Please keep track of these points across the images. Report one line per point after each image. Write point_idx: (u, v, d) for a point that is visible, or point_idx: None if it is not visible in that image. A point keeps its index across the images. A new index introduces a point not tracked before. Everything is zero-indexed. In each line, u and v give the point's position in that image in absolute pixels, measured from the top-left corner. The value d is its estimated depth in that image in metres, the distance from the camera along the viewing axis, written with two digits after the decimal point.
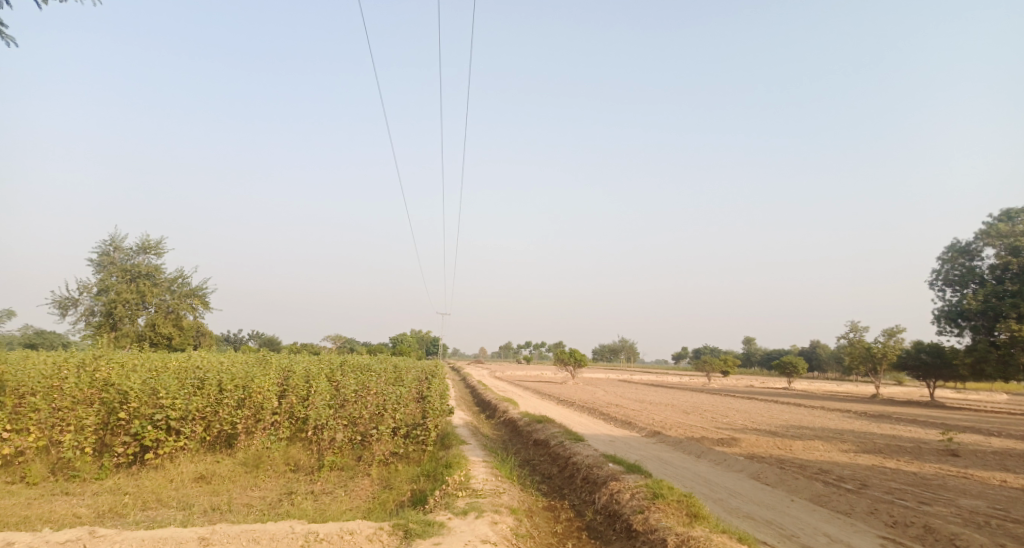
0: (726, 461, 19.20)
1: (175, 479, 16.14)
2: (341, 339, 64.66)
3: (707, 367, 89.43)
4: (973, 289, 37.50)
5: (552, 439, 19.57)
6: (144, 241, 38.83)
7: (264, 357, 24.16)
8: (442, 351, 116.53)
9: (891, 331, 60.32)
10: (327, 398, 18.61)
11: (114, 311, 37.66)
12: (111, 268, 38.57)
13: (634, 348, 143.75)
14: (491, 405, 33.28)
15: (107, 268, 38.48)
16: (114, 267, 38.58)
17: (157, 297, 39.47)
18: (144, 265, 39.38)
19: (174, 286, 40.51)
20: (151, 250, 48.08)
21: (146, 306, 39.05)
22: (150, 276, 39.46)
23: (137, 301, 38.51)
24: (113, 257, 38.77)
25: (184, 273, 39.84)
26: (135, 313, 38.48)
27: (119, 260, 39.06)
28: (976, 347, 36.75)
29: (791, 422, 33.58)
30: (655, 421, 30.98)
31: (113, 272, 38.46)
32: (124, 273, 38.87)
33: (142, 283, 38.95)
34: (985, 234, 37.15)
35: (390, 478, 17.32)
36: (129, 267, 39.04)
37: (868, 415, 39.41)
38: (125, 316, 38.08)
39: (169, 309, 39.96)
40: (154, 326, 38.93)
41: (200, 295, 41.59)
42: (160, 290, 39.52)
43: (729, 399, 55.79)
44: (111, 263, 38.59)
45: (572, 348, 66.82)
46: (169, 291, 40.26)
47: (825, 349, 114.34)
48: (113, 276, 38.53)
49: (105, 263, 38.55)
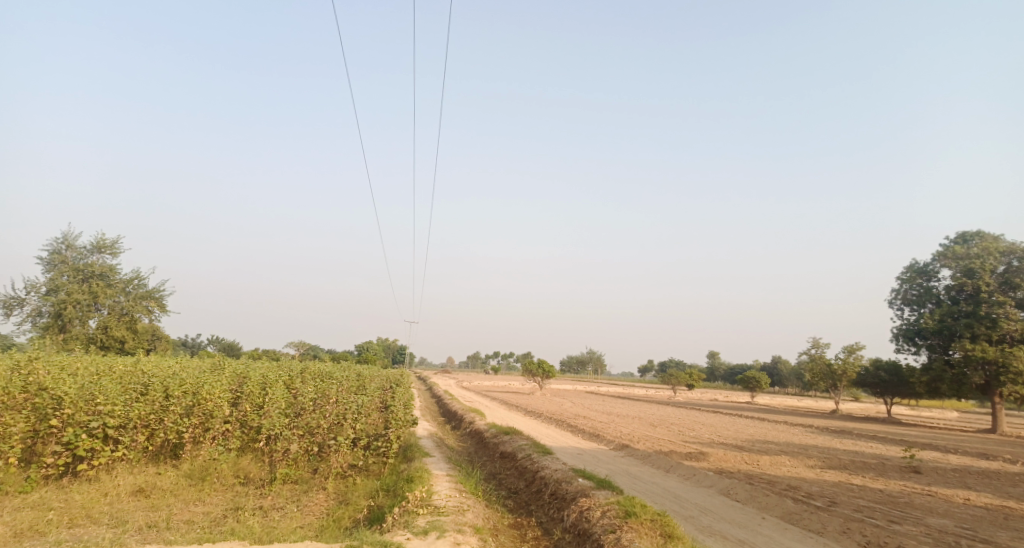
0: (695, 477, 18.79)
1: (110, 493, 15.12)
2: (304, 346, 63.16)
3: (671, 380, 89.69)
4: (930, 308, 37.99)
5: (519, 452, 18.95)
6: (99, 240, 37.28)
7: (219, 362, 23.09)
8: (407, 361, 115.08)
9: (851, 348, 61.14)
10: (282, 407, 17.70)
11: (64, 312, 36.03)
12: (62, 267, 36.92)
13: (599, 360, 143.88)
14: (456, 415, 32.52)
15: (57, 268, 36.82)
16: (66, 267, 36.94)
17: (111, 299, 37.91)
18: (97, 265, 37.80)
19: (129, 287, 38.97)
20: (106, 250, 46.32)
21: (98, 308, 37.48)
22: (104, 277, 37.90)
23: (89, 302, 36.94)
24: (65, 256, 37.12)
25: (139, 274, 38.35)
26: (87, 314, 36.89)
27: (71, 259, 37.42)
28: (932, 366, 36.88)
29: (756, 437, 33.49)
30: (621, 434, 30.55)
31: (64, 271, 36.82)
32: (76, 273, 37.25)
33: (95, 283, 37.38)
34: (942, 255, 37.77)
35: (347, 493, 16.50)
36: (82, 267, 37.43)
37: (830, 431, 39.59)
38: (76, 318, 36.47)
39: (123, 311, 38.41)
40: (106, 328, 37.33)
41: (157, 297, 40.08)
42: (114, 291, 37.96)
43: (693, 412, 55.77)
44: (62, 262, 36.95)
45: (539, 359, 66.32)
46: (124, 292, 38.72)
47: (787, 365, 115.84)
48: (65, 276, 36.88)
49: (56, 262, 36.89)
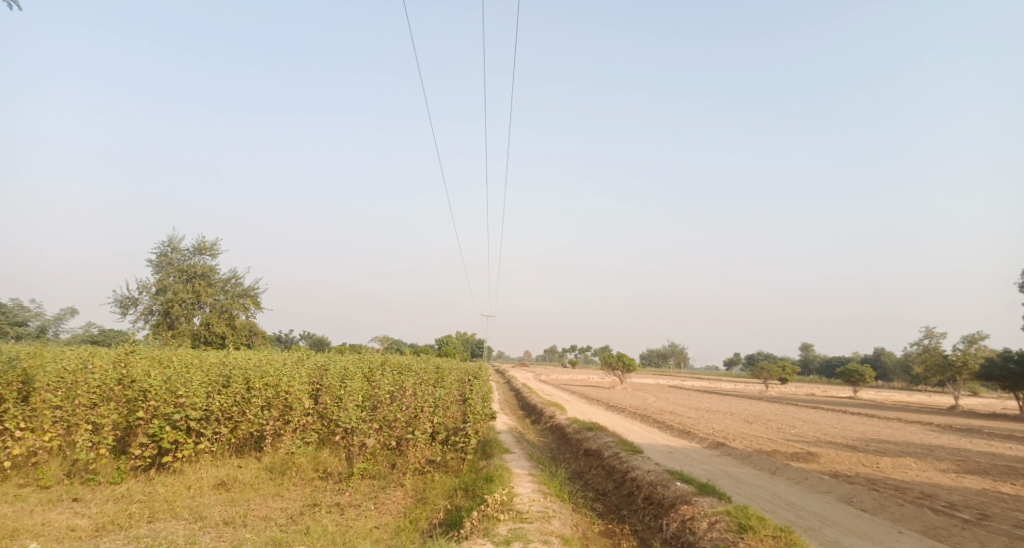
0: (806, 480, 16.68)
1: (193, 486, 14.58)
2: (389, 340, 63.39)
3: (764, 374, 85.26)
4: None
5: (606, 449, 17.37)
6: (202, 241, 38.07)
7: (299, 355, 22.60)
8: (488, 355, 114.85)
9: (972, 338, 55.95)
10: (359, 399, 16.76)
11: (171, 310, 37.03)
12: (168, 269, 37.94)
13: (685, 353, 139.29)
14: (537, 409, 31.22)
15: (165, 269, 37.87)
16: (172, 268, 37.92)
17: (212, 297, 38.71)
18: (200, 266, 38.65)
19: (228, 286, 39.71)
20: (206, 251, 47.74)
21: (202, 307, 38.37)
22: (206, 277, 38.75)
23: (194, 301, 37.85)
24: (172, 257, 38.13)
25: (238, 272, 38.97)
26: (191, 312, 37.80)
27: (177, 260, 38.41)
28: None
29: (868, 435, 30.57)
30: (716, 431, 28.44)
31: (170, 272, 37.82)
32: (182, 273, 38.21)
33: (198, 283, 38.20)
34: None
35: (425, 491, 15.43)
36: (185, 268, 38.33)
37: (952, 429, 35.93)
38: (181, 316, 37.43)
39: (223, 309, 39.12)
40: (209, 325, 38.11)
41: (253, 295, 40.65)
42: (214, 290, 38.74)
43: (791, 408, 52.40)
44: (169, 264, 37.96)
45: (622, 353, 64.14)
46: (223, 291, 39.48)
47: (890, 357, 108.62)
48: (171, 276, 37.88)
49: (163, 263, 37.94)
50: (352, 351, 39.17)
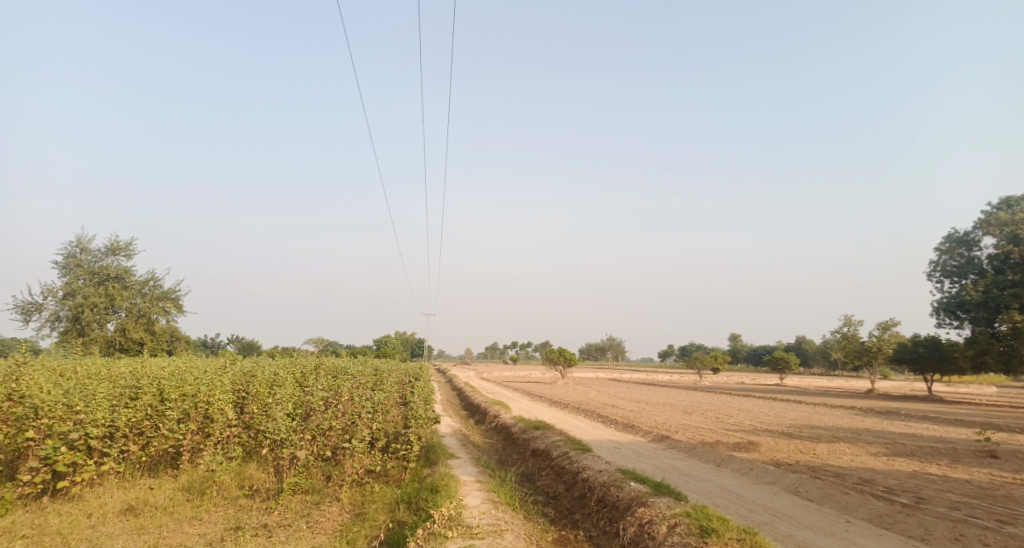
0: (751, 471, 16.74)
1: (95, 513, 13.41)
2: (321, 341, 61.57)
3: (696, 365, 87.21)
4: (971, 280, 32.41)
5: (554, 449, 16.96)
6: (115, 242, 35.78)
7: (225, 362, 21.29)
8: (424, 354, 113.39)
9: (886, 324, 58.63)
10: (289, 407, 15.81)
11: (81, 316, 34.62)
12: (78, 271, 35.47)
13: (620, 347, 141.28)
14: (479, 408, 30.70)
15: (74, 271, 35.33)
16: (82, 270, 35.49)
17: (127, 301, 36.48)
18: (113, 267, 36.33)
19: (145, 289, 37.50)
20: (120, 252, 45.01)
21: (116, 311, 36.13)
22: (120, 279, 36.49)
23: (107, 305, 35.59)
24: (81, 259, 35.64)
25: (156, 274, 36.83)
26: (104, 317, 35.51)
27: (87, 262, 35.94)
28: (977, 340, 31.70)
29: (801, 421, 31.35)
30: (656, 423, 28.56)
31: (80, 275, 35.32)
32: (93, 276, 35.82)
33: (112, 286, 35.95)
34: (984, 222, 31.87)
35: (364, 505, 14.72)
36: (97, 270, 35.94)
37: (875, 412, 37.32)
38: (94, 322, 35.09)
39: (140, 313, 36.91)
40: (124, 330, 35.86)
41: (173, 298, 38.53)
42: (130, 293, 36.50)
43: (724, 397, 53.60)
44: (78, 266, 35.45)
45: (559, 348, 64.23)
46: (140, 294, 37.25)
47: (812, 346, 113.21)
48: (81, 280, 35.45)
49: (72, 265, 35.44)
50: (282, 353, 37.62)
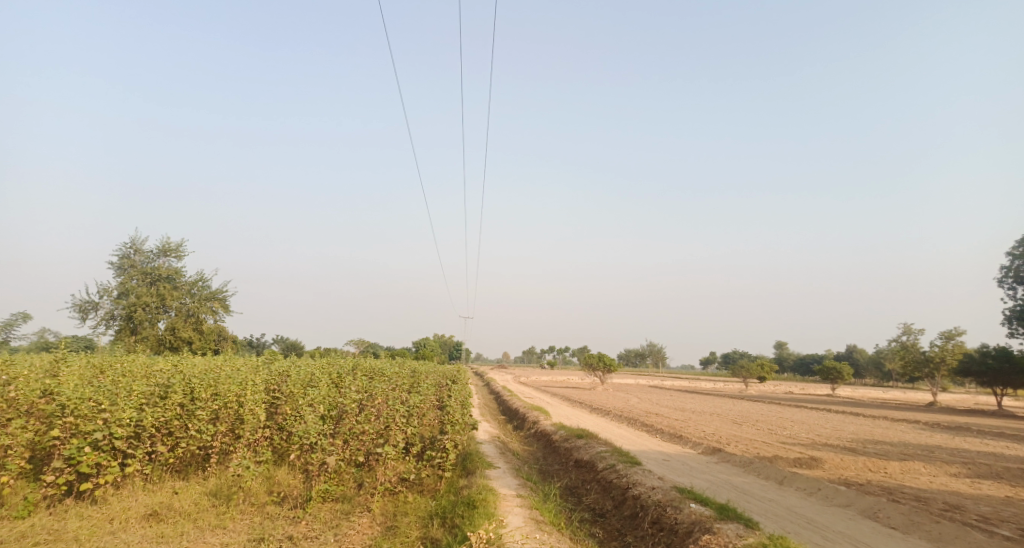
0: (819, 491, 15.20)
1: (116, 518, 12.60)
2: (365, 343, 61.22)
3: (743, 373, 84.43)
4: None
5: (600, 461, 15.62)
6: (167, 243, 35.79)
7: (259, 362, 20.54)
8: (465, 358, 112.66)
9: (949, 333, 55.60)
10: (320, 409, 14.82)
11: (134, 315, 34.63)
12: (131, 271, 35.54)
13: (662, 353, 138.33)
14: (519, 414, 29.53)
15: (127, 272, 35.47)
16: (134, 270, 35.55)
17: (178, 301, 36.36)
18: (165, 268, 36.31)
19: (195, 289, 37.36)
20: (171, 254, 45.24)
21: (167, 311, 36.04)
22: (171, 279, 36.45)
23: (158, 305, 35.53)
24: (134, 259, 35.74)
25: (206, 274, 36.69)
26: (156, 317, 35.46)
27: (140, 262, 36.02)
28: None
29: (862, 435, 29.38)
30: (706, 434, 26.98)
31: (133, 275, 35.44)
32: (145, 276, 35.82)
33: (163, 286, 35.91)
34: None
35: (396, 517, 13.68)
36: (149, 270, 35.95)
37: (941, 426, 35.00)
38: (145, 321, 35.04)
39: (190, 313, 36.78)
40: (174, 330, 35.72)
41: (221, 298, 38.37)
42: (180, 293, 36.40)
43: (775, 407, 51.42)
44: (131, 266, 35.57)
45: (601, 353, 62.59)
46: (190, 294, 37.13)
47: (864, 355, 109.07)
48: (134, 280, 35.50)
49: (125, 266, 35.53)
50: (326, 354, 37.03)
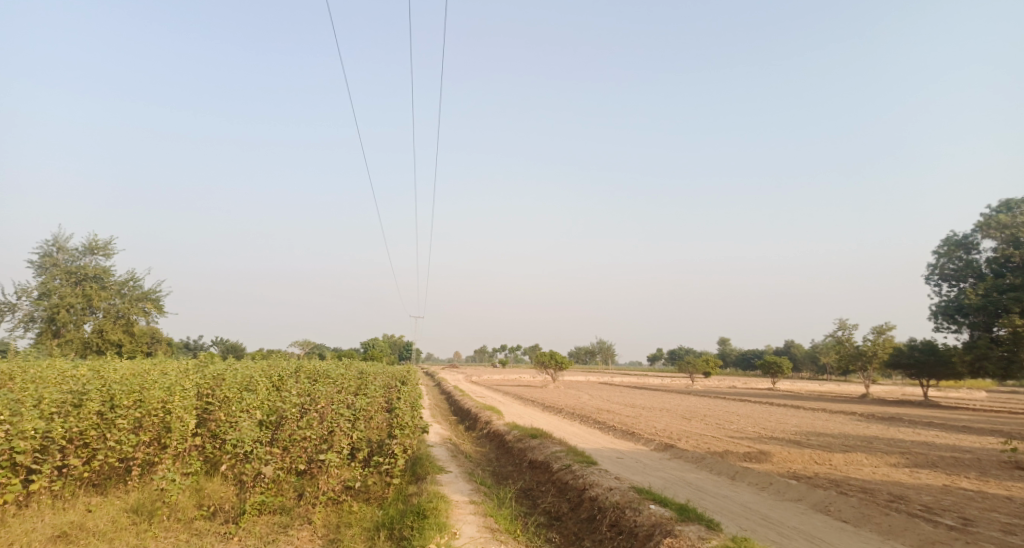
0: (769, 486, 15.33)
1: (20, 540, 11.80)
2: (309, 344, 59.77)
3: (687, 369, 85.91)
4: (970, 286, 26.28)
5: (555, 462, 15.40)
6: (94, 241, 34.08)
7: (194, 365, 19.67)
8: (412, 358, 111.40)
9: (880, 328, 57.68)
10: (256, 415, 14.16)
11: (57, 316, 32.71)
12: (54, 270, 33.62)
13: (609, 350, 139.80)
14: (469, 414, 29.19)
15: (49, 271, 33.57)
16: (57, 270, 33.66)
17: (106, 302, 34.61)
18: (91, 267, 34.51)
19: (125, 289, 35.66)
20: (99, 252, 43.10)
21: (94, 312, 34.24)
22: (98, 279, 34.67)
23: (84, 306, 33.75)
24: (57, 258, 33.87)
25: (137, 273, 35.05)
26: (82, 319, 33.65)
27: (63, 261, 34.15)
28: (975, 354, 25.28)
29: (805, 428, 30.05)
30: (656, 430, 27.12)
31: (56, 274, 33.53)
32: (69, 275, 33.94)
33: (89, 286, 34.13)
34: (983, 224, 25.28)
35: (339, 529, 13.28)
36: (74, 270, 34.09)
37: (877, 418, 36.14)
38: (70, 323, 33.18)
39: (119, 315, 35.06)
40: (102, 332, 33.96)
41: (154, 299, 36.73)
42: (109, 294, 34.67)
43: (719, 402, 52.39)
44: (54, 265, 33.69)
45: (550, 351, 62.63)
46: (119, 295, 35.41)
47: (801, 350, 112.55)
48: (57, 280, 33.59)
49: (47, 265, 33.61)
50: (267, 356, 35.82)
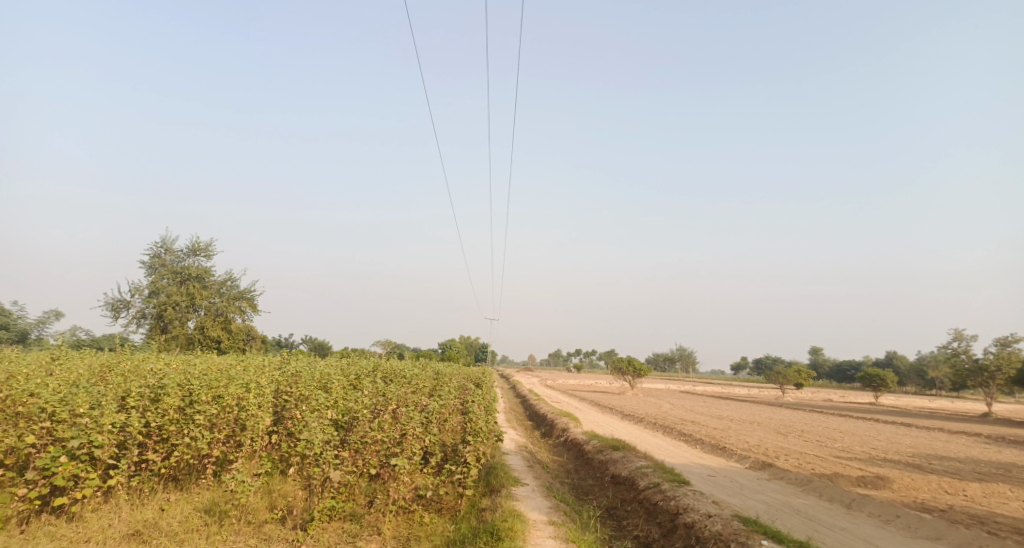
0: (896, 519, 13.20)
1: (93, 539, 10.95)
2: (392, 345, 59.97)
3: (779, 379, 81.32)
4: None
5: (642, 478, 13.74)
6: (197, 241, 34.76)
7: (273, 362, 19.11)
8: (491, 360, 110.78)
9: (1004, 340, 52.41)
10: (327, 415, 13.10)
11: (164, 313, 33.64)
12: (162, 271, 34.54)
13: (692, 358, 135.11)
14: (547, 420, 27.76)
15: (158, 271, 34.52)
16: (165, 270, 34.58)
17: (207, 300, 35.20)
18: (195, 267, 35.26)
19: (224, 288, 36.26)
20: (201, 253, 44.43)
21: (197, 310, 34.92)
22: (200, 279, 35.35)
23: (188, 304, 34.44)
24: (165, 259, 34.80)
25: (235, 273, 35.52)
26: (186, 316, 34.37)
27: (171, 262, 35.04)
28: None
29: (921, 450, 27.04)
30: (750, 445, 24.91)
31: (164, 274, 34.43)
32: (175, 275, 34.80)
33: (193, 285, 34.81)
34: None
35: (409, 543, 12.12)
36: (179, 270, 34.92)
37: (1007, 440, 32.35)
38: (176, 319, 34.00)
39: (218, 313, 35.56)
40: (203, 329, 34.48)
41: (249, 298, 37.17)
42: (209, 293, 35.25)
43: (817, 416, 48.76)
44: (162, 265, 34.60)
45: (631, 357, 60.32)
46: (219, 294, 36.00)
47: (905, 363, 104.98)
48: (164, 279, 34.49)
49: (156, 265, 34.57)
50: (354, 355, 35.54)
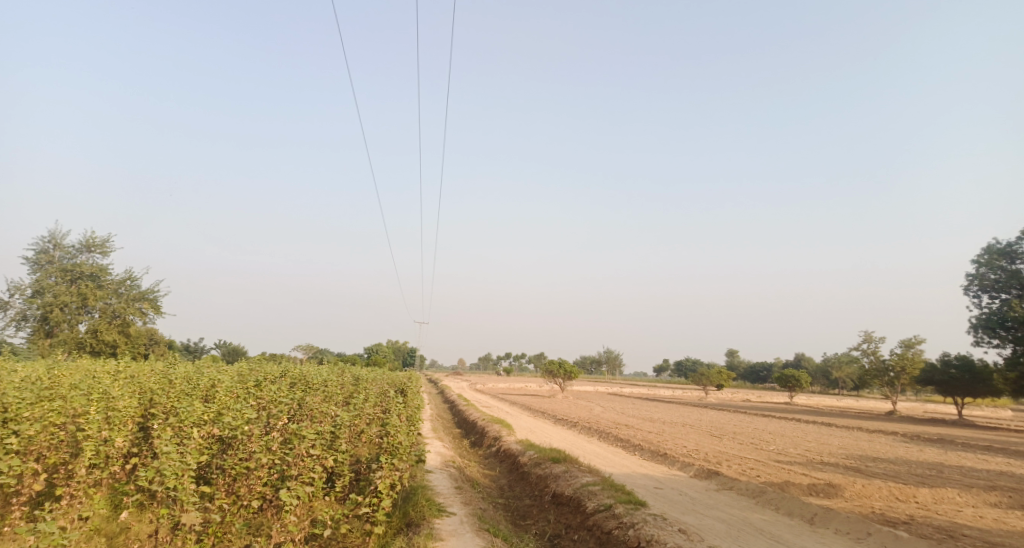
0: (868, 537, 11.85)
1: None
2: (312, 349, 56.52)
3: (702, 381, 82.01)
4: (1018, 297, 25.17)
5: (589, 499, 11.86)
6: (92, 235, 30.81)
7: (154, 368, 16.16)
8: (415, 365, 107.61)
9: (909, 341, 54.12)
10: (193, 435, 10.46)
11: (50, 315, 29.51)
12: (49, 268, 30.36)
13: (616, 359, 136.05)
14: (476, 428, 25.66)
15: (44, 268, 30.28)
16: (53, 267, 30.40)
17: (102, 301, 31.28)
18: (88, 264, 31.23)
19: (122, 288, 32.35)
20: (97, 250, 40.00)
21: (90, 312, 30.98)
22: (94, 277, 31.35)
23: (79, 305, 30.45)
24: (53, 255, 30.65)
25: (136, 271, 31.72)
26: (76, 318, 30.41)
27: (60, 258, 30.91)
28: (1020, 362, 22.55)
29: (855, 451, 26.49)
30: (689, 450, 23.52)
31: (52, 272, 30.27)
32: (66, 273, 30.69)
33: (85, 284, 30.79)
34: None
35: None
36: (70, 267, 30.80)
37: (925, 440, 32.52)
38: (64, 322, 29.97)
39: (115, 314, 31.66)
40: (96, 332, 30.53)
41: (152, 299, 33.40)
42: (105, 293, 31.32)
43: (743, 417, 48.69)
44: (49, 262, 30.43)
45: (560, 360, 58.82)
46: (116, 294, 32.08)
47: (814, 364, 108.57)
48: (52, 278, 30.32)
49: (42, 261, 30.38)
50: (268, 360, 32.32)
